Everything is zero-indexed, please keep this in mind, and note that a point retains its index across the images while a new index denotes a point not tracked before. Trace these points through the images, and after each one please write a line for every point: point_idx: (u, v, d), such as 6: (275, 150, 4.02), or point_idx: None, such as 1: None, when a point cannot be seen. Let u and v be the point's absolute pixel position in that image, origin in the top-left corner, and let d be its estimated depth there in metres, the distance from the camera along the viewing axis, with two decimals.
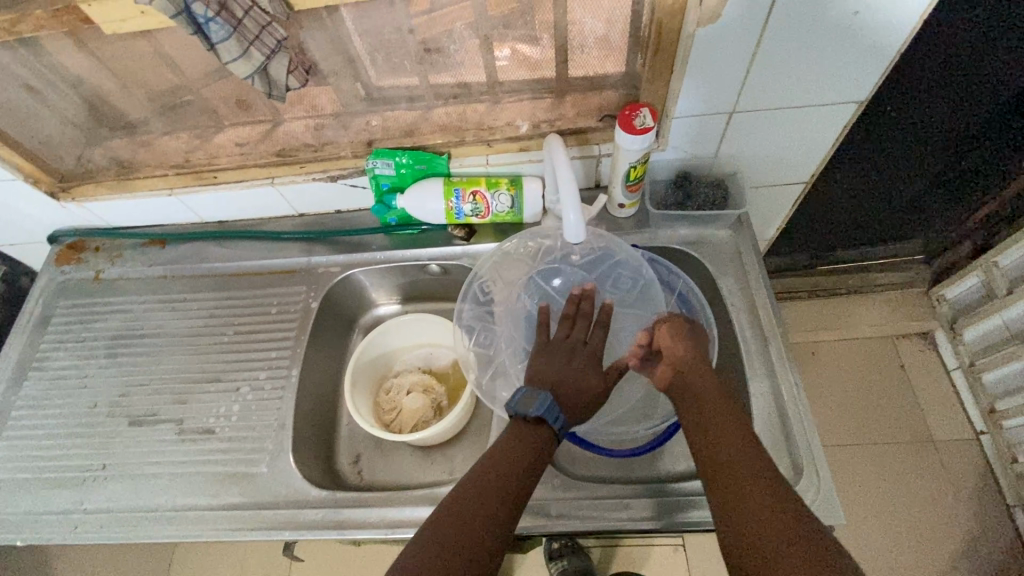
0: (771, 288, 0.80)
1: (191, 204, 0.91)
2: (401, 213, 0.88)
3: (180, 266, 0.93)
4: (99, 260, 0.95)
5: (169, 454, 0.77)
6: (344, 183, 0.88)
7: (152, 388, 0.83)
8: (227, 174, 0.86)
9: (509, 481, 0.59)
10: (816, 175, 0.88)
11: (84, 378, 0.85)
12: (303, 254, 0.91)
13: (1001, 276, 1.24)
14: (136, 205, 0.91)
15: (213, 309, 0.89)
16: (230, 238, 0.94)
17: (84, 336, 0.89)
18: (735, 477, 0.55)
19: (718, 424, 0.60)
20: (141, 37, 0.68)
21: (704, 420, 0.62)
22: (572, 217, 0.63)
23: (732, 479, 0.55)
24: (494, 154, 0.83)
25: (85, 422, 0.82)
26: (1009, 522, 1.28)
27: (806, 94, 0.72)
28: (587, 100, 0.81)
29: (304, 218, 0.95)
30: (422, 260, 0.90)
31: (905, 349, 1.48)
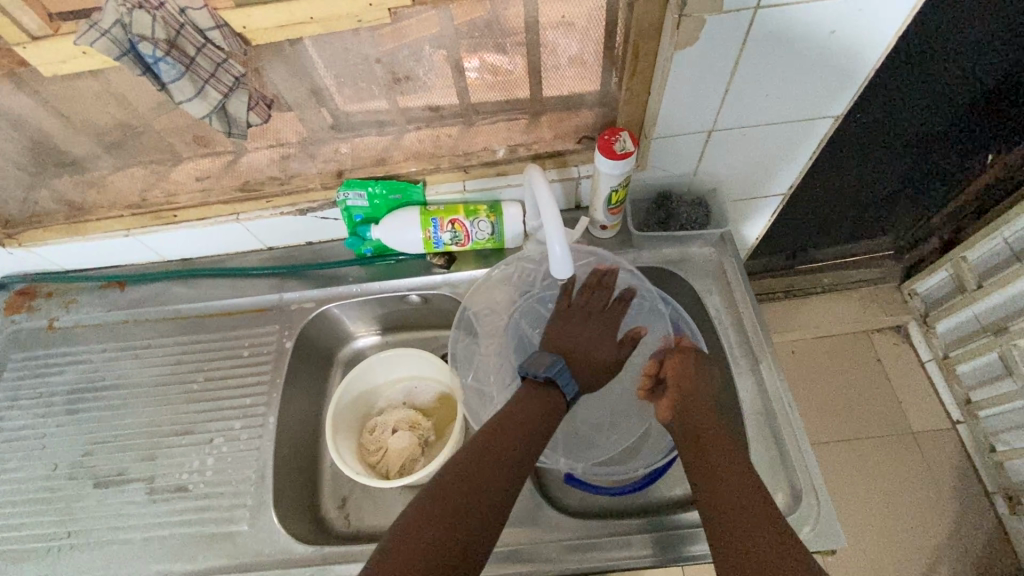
0: (757, 305, 0.80)
1: (151, 244, 0.86)
2: (376, 244, 0.85)
3: (142, 310, 0.87)
4: (52, 307, 0.89)
5: (139, 516, 0.72)
6: (315, 216, 0.84)
7: (118, 445, 0.77)
8: (188, 212, 0.81)
9: (493, 466, 0.61)
10: (793, 187, 0.87)
11: (42, 438, 0.79)
12: (275, 290, 0.87)
13: (969, 270, 1.27)
14: (90, 248, 0.85)
15: (180, 354, 0.84)
16: (195, 277, 0.89)
17: (40, 391, 0.83)
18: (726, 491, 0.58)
19: (711, 439, 0.63)
20: (85, 76, 0.64)
21: (701, 435, 0.64)
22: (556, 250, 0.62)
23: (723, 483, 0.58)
24: (470, 179, 0.81)
25: (45, 486, 0.76)
26: (989, 509, 1.31)
27: (783, 111, 0.72)
28: (564, 121, 0.80)
29: (273, 251, 0.91)
30: (401, 292, 0.86)
31: (880, 342, 1.51)
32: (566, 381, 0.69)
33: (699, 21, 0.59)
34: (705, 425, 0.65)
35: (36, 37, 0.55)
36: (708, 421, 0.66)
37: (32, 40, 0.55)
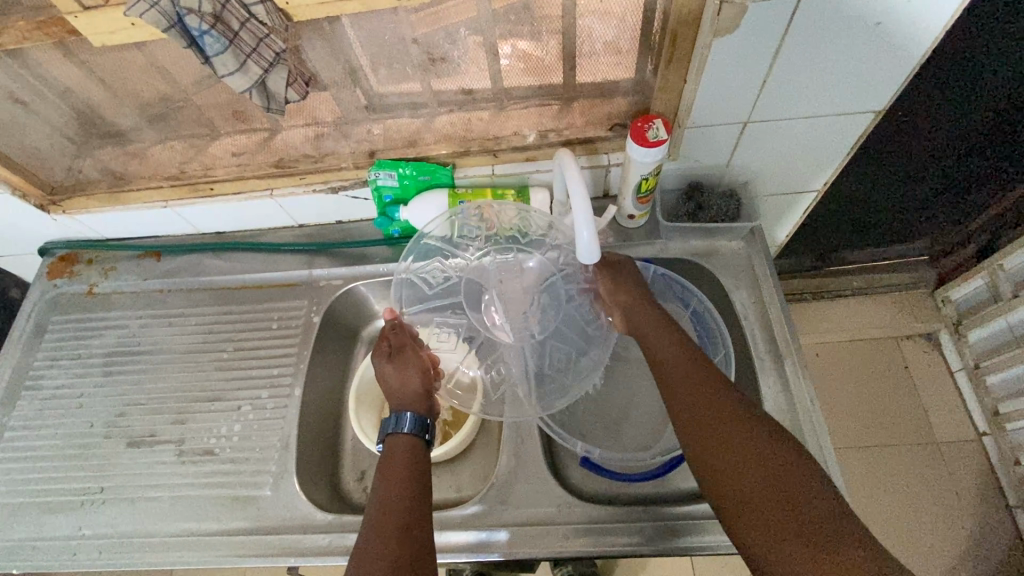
0: (785, 303, 0.79)
1: (187, 216, 0.89)
2: (404, 225, 0.86)
3: (177, 280, 0.90)
4: (92, 273, 0.92)
5: (170, 477, 0.75)
6: (345, 195, 0.85)
7: (150, 407, 0.81)
8: (223, 187, 0.83)
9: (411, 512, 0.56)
10: (828, 184, 0.85)
11: (80, 397, 0.83)
12: (304, 266, 0.89)
13: (1006, 278, 1.23)
14: (129, 218, 0.88)
15: (210, 325, 0.86)
16: (228, 250, 0.91)
17: (79, 353, 0.86)
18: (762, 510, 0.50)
19: (712, 415, 0.56)
20: (132, 48, 0.65)
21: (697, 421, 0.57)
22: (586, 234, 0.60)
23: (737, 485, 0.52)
24: (500, 163, 0.81)
25: (81, 443, 0.79)
26: (1012, 525, 1.28)
27: (822, 104, 0.70)
28: (597, 109, 0.79)
29: (304, 228, 0.92)
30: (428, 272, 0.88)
31: (909, 349, 1.46)
32: (400, 423, 0.64)
33: (740, 9, 0.58)
34: (700, 395, 0.58)
35: (88, 7, 0.57)
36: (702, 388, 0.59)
37: (84, 11, 0.57)
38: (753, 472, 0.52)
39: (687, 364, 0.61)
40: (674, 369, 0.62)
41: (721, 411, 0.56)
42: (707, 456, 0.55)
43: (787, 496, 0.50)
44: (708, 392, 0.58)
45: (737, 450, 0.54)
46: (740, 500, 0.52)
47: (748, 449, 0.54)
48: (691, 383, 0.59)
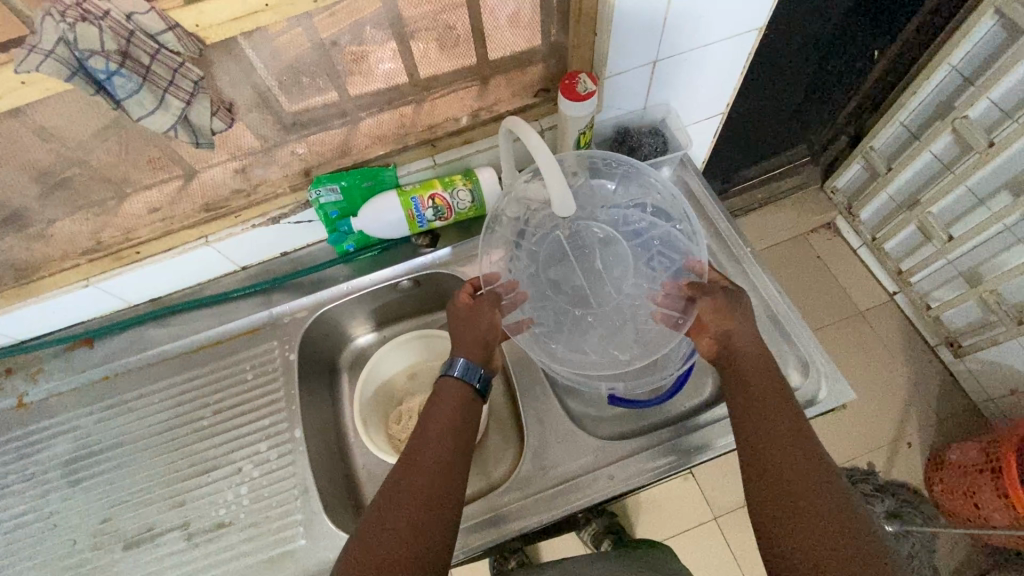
0: (729, 213, 0.86)
1: (116, 290, 0.80)
2: (358, 236, 0.84)
3: (123, 361, 0.82)
4: (15, 382, 0.81)
5: (188, 562, 0.69)
6: (288, 223, 0.82)
7: (138, 502, 0.73)
8: (152, 246, 0.77)
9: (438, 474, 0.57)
10: (731, 103, 0.94)
11: (48, 519, 0.73)
12: (262, 308, 0.84)
13: (879, 157, 1.43)
14: (47, 310, 0.79)
15: (179, 395, 0.79)
16: (172, 313, 0.84)
17: (31, 472, 0.76)
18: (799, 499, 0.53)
19: (776, 418, 0.59)
20: (11, 116, 0.58)
21: (756, 404, 0.61)
22: (532, 132, 0.61)
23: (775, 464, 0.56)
24: (439, 152, 0.83)
25: (68, 565, 0.70)
26: (935, 359, 1.50)
27: (715, 31, 0.77)
28: (518, 79, 0.82)
29: (249, 270, 0.87)
30: (397, 274, 0.86)
31: (817, 240, 1.66)
32: (451, 367, 0.66)
33: None
34: (771, 409, 0.60)
35: None
36: (773, 401, 0.61)
37: None
38: (798, 471, 0.55)
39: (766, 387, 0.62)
40: (753, 376, 0.64)
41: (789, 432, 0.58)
42: (754, 439, 0.59)
43: (815, 493, 0.53)
44: (787, 409, 0.60)
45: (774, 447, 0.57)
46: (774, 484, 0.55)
47: (789, 447, 0.57)
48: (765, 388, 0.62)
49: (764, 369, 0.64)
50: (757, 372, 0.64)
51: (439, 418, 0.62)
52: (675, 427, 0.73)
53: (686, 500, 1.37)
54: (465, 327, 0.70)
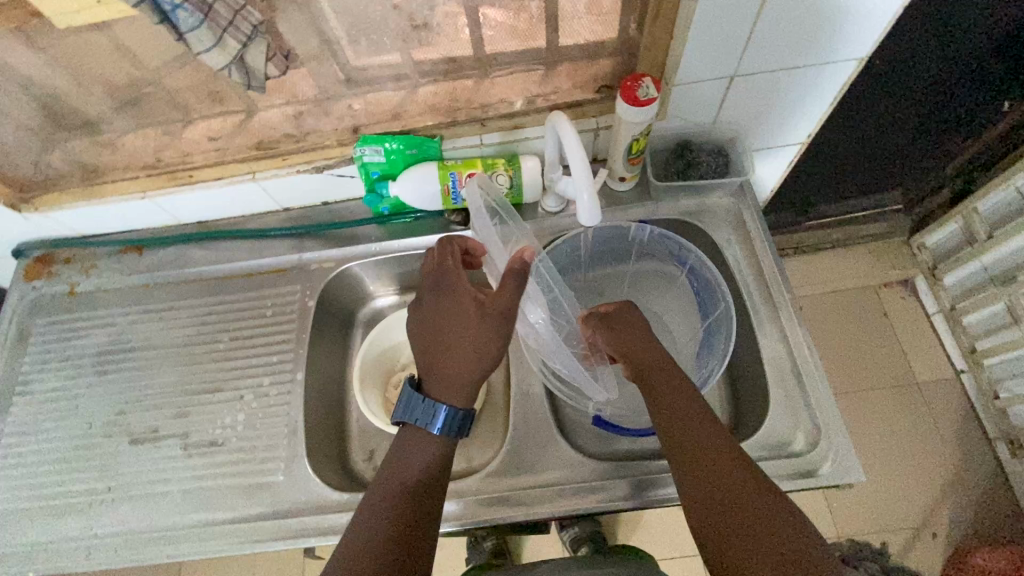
0: (777, 254, 0.79)
1: (169, 207, 0.86)
2: (393, 202, 0.85)
3: (163, 273, 0.88)
4: (72, 272, 0.90)
5: (179, 469, 0.75)
6: (331, 174, 0.83)
7: (148, 403, 0.79)
8: (204, 173, 0.81)
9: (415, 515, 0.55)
10: (812, 136, 0.86)
11: (74, 399, 0.81)
12: (293, 251, 0.87)
13: (980, 222, 1.27)
14: (106, 212, 0.85)
15: (204, 315, 0.85)
16: (214, 239, 0.89)
17: (69, 354, 0.84)
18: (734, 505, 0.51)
19: (693, 417, 0.59)
20: (93, 30, 0.62)
21: (667, 408, 0.61)
22: (569, 128, 0.61)
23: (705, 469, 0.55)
24: (487, 133, 0.79)
25: (81, 444, 0.78)
26: (990, 453, 1.35)
27: (806, 54, 0.70)
28: (583, 71, 0.78)
29: (289, 212, 0.90)
30: (424, 245, 0.86)
31: (887, 297, 1.52)
32: (432, 416, 0.57)
33: None
34: (694, 425, 0.58)
35: None
36: (693, 418, 0.59)
37: None
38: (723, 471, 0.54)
39: (678, 384, 0.62)
40: (656, 379, 0.64)
41: (731, 468, 0.54)
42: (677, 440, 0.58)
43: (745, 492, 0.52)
44: (698, 403, 0.60)
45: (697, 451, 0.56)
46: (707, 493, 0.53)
47: (711, 447, 0.56)
48: (677, 388, 0.62)
49: (664, 362, 0.65)
50: (671, 386, 0.62)
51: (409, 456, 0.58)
52: (656, 463, 0.70)
53: (676, 530, 1.34)
54: (458, 340, 0.59)
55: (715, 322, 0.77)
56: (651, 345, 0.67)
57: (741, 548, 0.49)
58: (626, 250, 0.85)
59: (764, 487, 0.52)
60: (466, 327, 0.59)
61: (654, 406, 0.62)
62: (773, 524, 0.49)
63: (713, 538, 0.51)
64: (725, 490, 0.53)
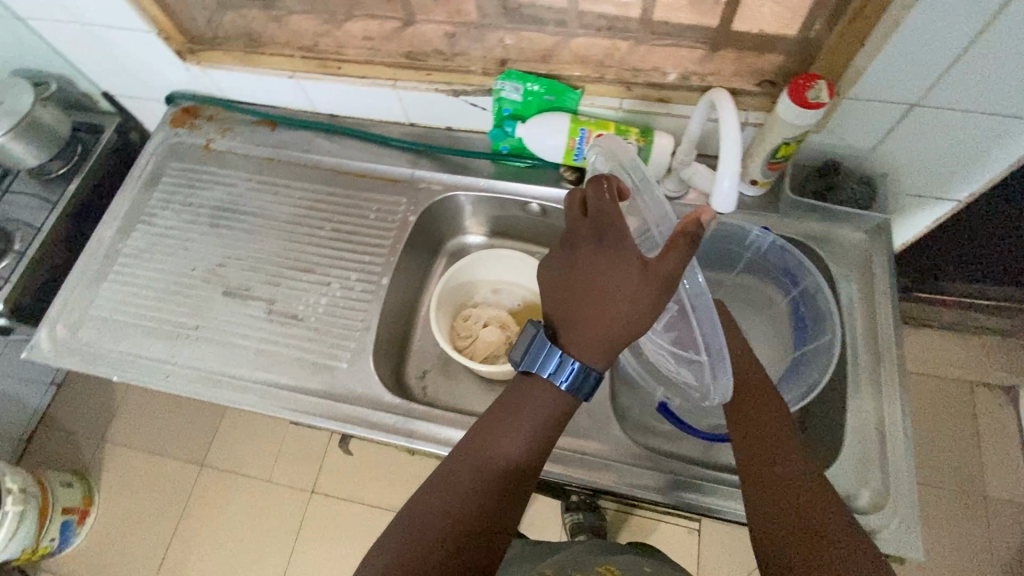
0: (899, 305, 0.73)
1: (310, 92, 0.90)
2: (515, 143, 0.85)
3: (287, 152, 0.93)
4: (211, 129, 0.97)
5: (258, 329, 0.80)
6: (465, 100, 0.84)
7: (247, 264, 0.85)
8: (351, 67, 0.83)
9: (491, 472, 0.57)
10: (976, 195, 0.78)
11: (186, 241, 0.88)
12: (408, 165, 0.90)
13: None
14: (256, 82, 0.90)
15: (313, 200, 0.89)
16: (341, 134, 0.93)
17: (191, 200, 0.91)
18: (793, 507, 0.53)
19: (770, 429, 0.61)
20: None
21: (745, 415, 0.63)
22: (730, 106, 0.59)
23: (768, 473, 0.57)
24: (629, 98, 0.77)
25: (182, 282, 0.85)
26: None
27: (1009, 100, 0.63)
28: (759, 57, 0.74)
29: (413, 128, 0.93)
30: (530, 194, 0.86)
31: (982, 400, 1.35)
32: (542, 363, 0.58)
33: None
34: (767, 434, 0.60)
35: None
36: (769, 428, 0.61)
37: None
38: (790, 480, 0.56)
39: (762, 397, 0.64)
40: (740, 387, 0.65)
41: (793, 465, 0.57)
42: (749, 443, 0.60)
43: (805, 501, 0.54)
44: (778, 417, 0.62)
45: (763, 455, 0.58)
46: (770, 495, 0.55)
47: (781, 456, 0.58)
48: (756, 400, 0.64)
49: (751, 373, 0.66)
50: (755, 398, 0.64)
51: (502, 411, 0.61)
52: (703, 471, 0.68)
53: (678, 552, 1.31)
54: (604, 297, 0.57)
55: (816, 350, 0.72)
56: (746, 353, 0.68)
57: (789, 532, 0.51)
58: (741, 254, 0.80)
59: (826, 501, 0.53)
60: (620, 285, 0.56)
61: (732, 410, 0.64)
62: (835, 534, 0.50)
63: (766, 534, 0.53)
64: (788, 494, 0.54)
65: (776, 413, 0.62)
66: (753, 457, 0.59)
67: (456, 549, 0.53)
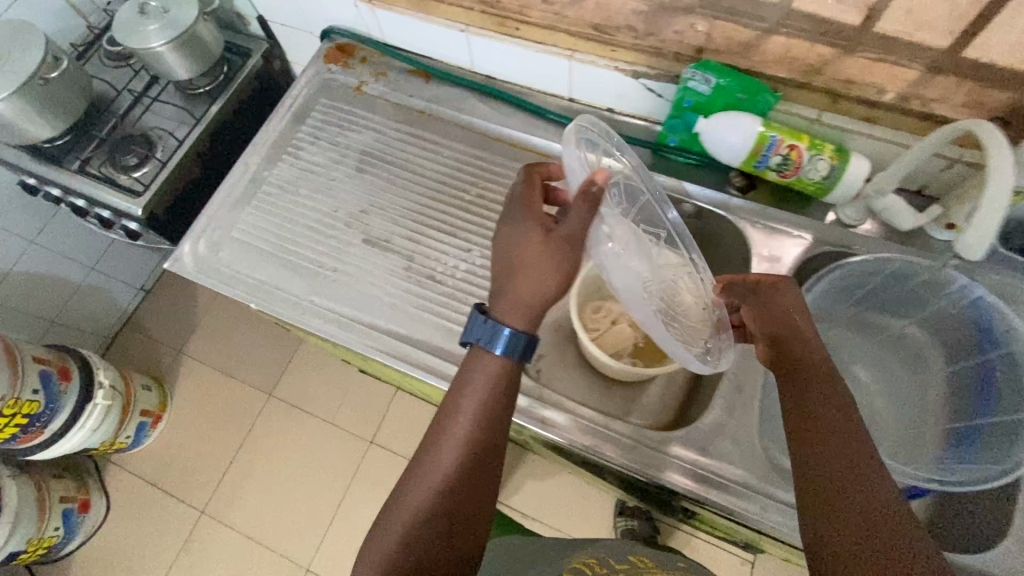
0: None
1: (476, 50, 0.87)
2: (686, 137, 0.80)
3: (440, 108, 0.91)
4: (365, 71, 0.95)
5: (395, 282, 0.79)
6: (643, 85, 0.79)
7: (389, 215, 0.84)
8: (531, 31, 0.80)
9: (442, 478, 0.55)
10: None
11: (331, 180, 0.87)
12: (563, 141, 0.86)
13: None
14: (423, 30, 0.88)
15: (461, 161, 0.87)
16: (497, 98, 0.90)
17: (339, 141, 0.90)
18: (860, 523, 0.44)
19: (834, 429, 0.51)
20: None
21: (805, 408, 0.53)
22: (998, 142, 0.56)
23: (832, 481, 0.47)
24: (831, 111, 0.72)
25: (324, 221, 0.84)
26: None
27: None
28: (985, 83, 0.62)
29: (572, 104, 0.89)
30: (687, 193, 0.81)
31: None
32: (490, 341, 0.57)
33: None
34: (832, 437, 0.50)
35: None
36: (845, 432, 0.50)
37: None
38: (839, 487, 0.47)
39: (826, 390, 0.54)
40: (806, 378, 0.55)
41: (862, 475, 0.47)
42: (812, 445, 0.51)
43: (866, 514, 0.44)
44: (843, 416, 0.51)
45: (833, 459, 0.48)
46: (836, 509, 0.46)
47: (838, 461, 0.48)
48: (827, 395, 0.53)
49: (822, 365, 0.56)
50: (822, 395, 0.53)
51: (479, 410, 0.57)
52: None
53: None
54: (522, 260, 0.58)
55: (1009, 427, 0.61)
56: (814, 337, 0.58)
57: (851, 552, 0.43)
58: (931, 301, 0.72)
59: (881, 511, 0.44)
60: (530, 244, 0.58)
61: (789, 404, 0.55)
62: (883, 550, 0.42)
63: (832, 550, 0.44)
64: (856, 509, 0.45)
65: (825, 381, 0.54)
66: (805, 441, 0.51)
67: (438, 515, 0.54)
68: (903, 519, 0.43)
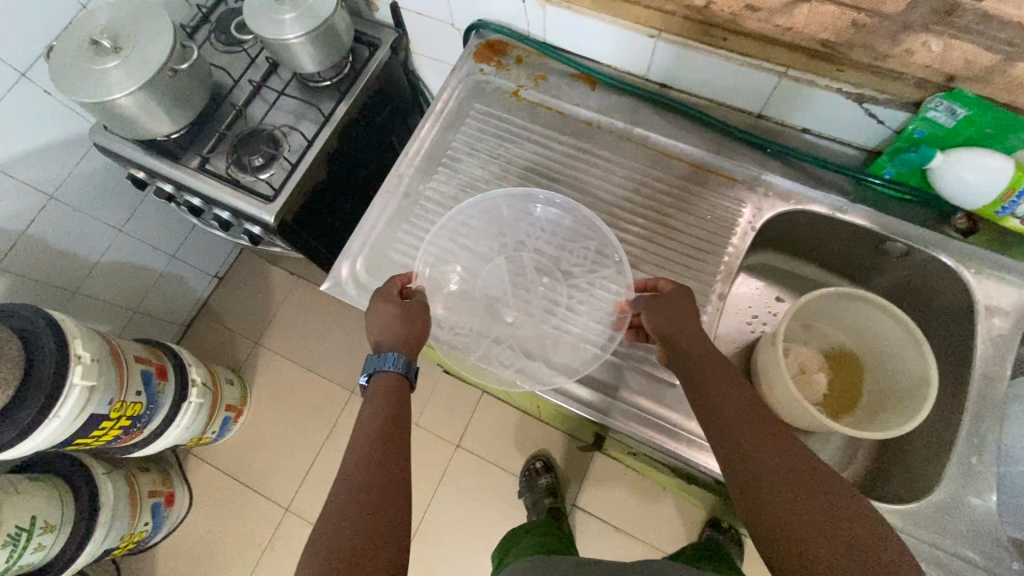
0: None
1: (661, 58, 0.78)
2: (904, 171, 0.73)
3: (610, 120, 0.83)
4: (522, 73, 0.87)
5: (579, 317, 0.74)
6: (863, 110, 0.71)
7: (564, 241, 0.78)
8: (742, 42, 0.70)
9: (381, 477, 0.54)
10: None
11: None
12: (753, 166, 0.79)
13: None
14: (600, 33, 0.79)
15: (638, 182, 0.80)
16: (674, 111, 0.82)
17: (499, 153, 0.83)
18: (791, 511, 0.47)
19: (758, 428, 0.54)
20: None
21: (722, 410, 0.56)
22: None
23: (766, 483, 0.50)
24: None
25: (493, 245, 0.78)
26: None
27: None
28: None
29: (760, 121, 0.81)
30: (894, 229, 0.74)
31: None
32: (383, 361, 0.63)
33: None
34: (764, 441, 0.53)
35: None
36: (756, 427, 0.54)
37: None
38: (774, 482, 0.49)
39: (725, 386, 0.58)
40: (711, 379, 0.58)
41: (779, 465, 0.50)
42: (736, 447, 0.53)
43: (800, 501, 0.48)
44: (747, 409, 0.55)
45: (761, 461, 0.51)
46: (771, 507, 0.49)
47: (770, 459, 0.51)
48: (730, 391, 0.57)
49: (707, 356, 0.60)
50: (723, 388, 0.57)
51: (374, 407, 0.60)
52: None
53: None
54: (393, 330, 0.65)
55: None
56: (700, 334, 0.62)
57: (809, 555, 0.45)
58: None
59: (807, 496, 0.48)
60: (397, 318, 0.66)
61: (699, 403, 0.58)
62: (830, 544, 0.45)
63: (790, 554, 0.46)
64: (783, 501, 0.48)
65: (732, 382, 0.58)
66: (730, 444, 0.54)
67: (372, 510, 0.51)
68: (870, 521, 0.46)
